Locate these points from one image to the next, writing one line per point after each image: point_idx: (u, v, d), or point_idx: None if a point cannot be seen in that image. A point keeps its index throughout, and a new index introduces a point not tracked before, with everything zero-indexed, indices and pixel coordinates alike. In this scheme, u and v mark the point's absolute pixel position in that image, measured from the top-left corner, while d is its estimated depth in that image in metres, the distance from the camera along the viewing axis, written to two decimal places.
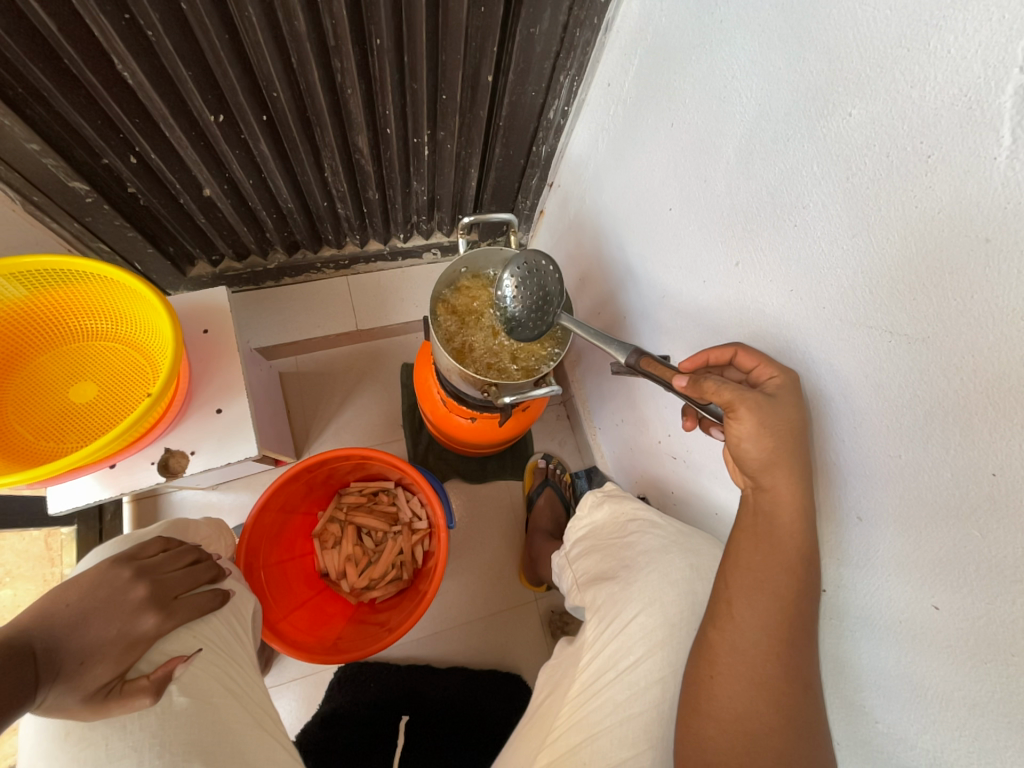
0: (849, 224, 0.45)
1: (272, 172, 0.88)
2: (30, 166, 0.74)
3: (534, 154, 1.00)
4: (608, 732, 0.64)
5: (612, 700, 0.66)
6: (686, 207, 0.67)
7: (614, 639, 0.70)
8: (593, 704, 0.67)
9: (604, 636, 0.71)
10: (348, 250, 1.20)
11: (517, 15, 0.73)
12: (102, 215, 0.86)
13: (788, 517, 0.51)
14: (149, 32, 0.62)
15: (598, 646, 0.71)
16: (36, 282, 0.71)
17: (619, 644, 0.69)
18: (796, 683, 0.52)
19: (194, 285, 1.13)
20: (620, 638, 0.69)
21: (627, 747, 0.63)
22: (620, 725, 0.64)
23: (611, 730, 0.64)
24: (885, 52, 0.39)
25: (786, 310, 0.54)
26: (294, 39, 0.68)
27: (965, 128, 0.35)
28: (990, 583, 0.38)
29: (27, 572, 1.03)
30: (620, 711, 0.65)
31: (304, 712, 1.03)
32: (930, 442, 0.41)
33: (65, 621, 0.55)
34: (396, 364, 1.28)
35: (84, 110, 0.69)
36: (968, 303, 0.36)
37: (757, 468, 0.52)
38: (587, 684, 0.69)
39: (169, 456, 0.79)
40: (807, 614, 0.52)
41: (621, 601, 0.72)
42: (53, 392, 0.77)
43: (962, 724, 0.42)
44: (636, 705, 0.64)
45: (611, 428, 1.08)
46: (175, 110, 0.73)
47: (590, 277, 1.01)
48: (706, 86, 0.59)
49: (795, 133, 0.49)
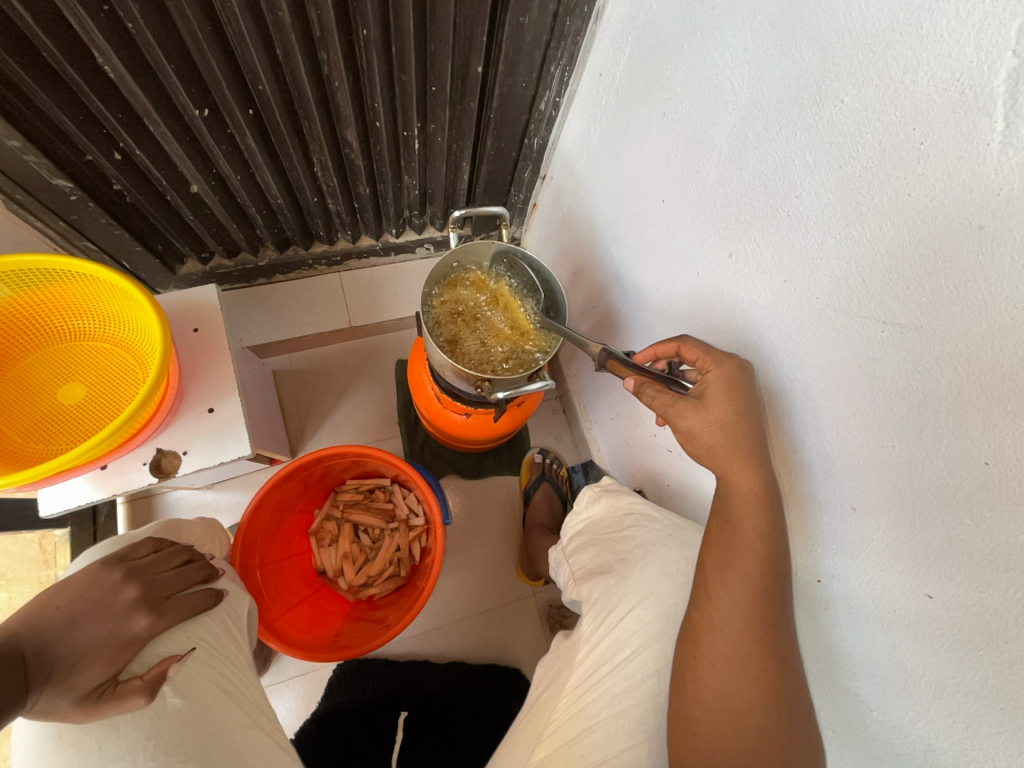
0: (842, 213, 0.44)
1: (260, 167, 0.87)
2: (12, 164, 0.73)
3: (526, 147, 0.99)
4: (604, 725, 0.64)
5: (609, 692, 0.66)
6: (679, 199, 0.67)
7: (611, 632, 0.70)
8: (591, 698, 0.67)
9: (600, 629, 0.71)
10: (340, 246, 1.19)
11: (506, 4, 0.71)
12: (88, 213, 0.85)
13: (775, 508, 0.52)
14: (129, 24, 0.60)
15: (594, 639, 0.72)
16: (21, 282, 0.70)
17: (615, 636, 0.69)
18: (782, 672, 0.53)
19: (184, 284, 1.12)
20: (616, 630, 0.70)
21: (623, 739, 0.63)
22: (616, 717, 0.64)
23: (608, 722, 0.64)
24: (877, 37, 0.38)
25: (779, 301, 0.53)
26: (279, 30, 0.66)
27: (958, 114, 0.34)
28: (982, 571, 0.38)
29: (21, 575, 1.02)
30: (616, 703, 0.65)
31: (303, 710, 1.03)
32: (923, 431, 0.41)
33: (56, 624, 0.55)
34: (390, 361, 1.28)
35: (65, 105, 0.68)
36: (962, 291, 0.36)
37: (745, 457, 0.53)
38: (585, 678, 0.70)
39: (161, 456, 0.79)
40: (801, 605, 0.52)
41: (617, 595, 0.72)
42: (41, 394, 0.76)
43: (956, 711, 0.42)
44: (631, 697, 0.65)
45: (607, 422, 1.08)
46: (159, 105, 0.71)
47: (583, 270, 1.00)
48: (698, 75, 0.58)
49: (787, 122, 0.48)
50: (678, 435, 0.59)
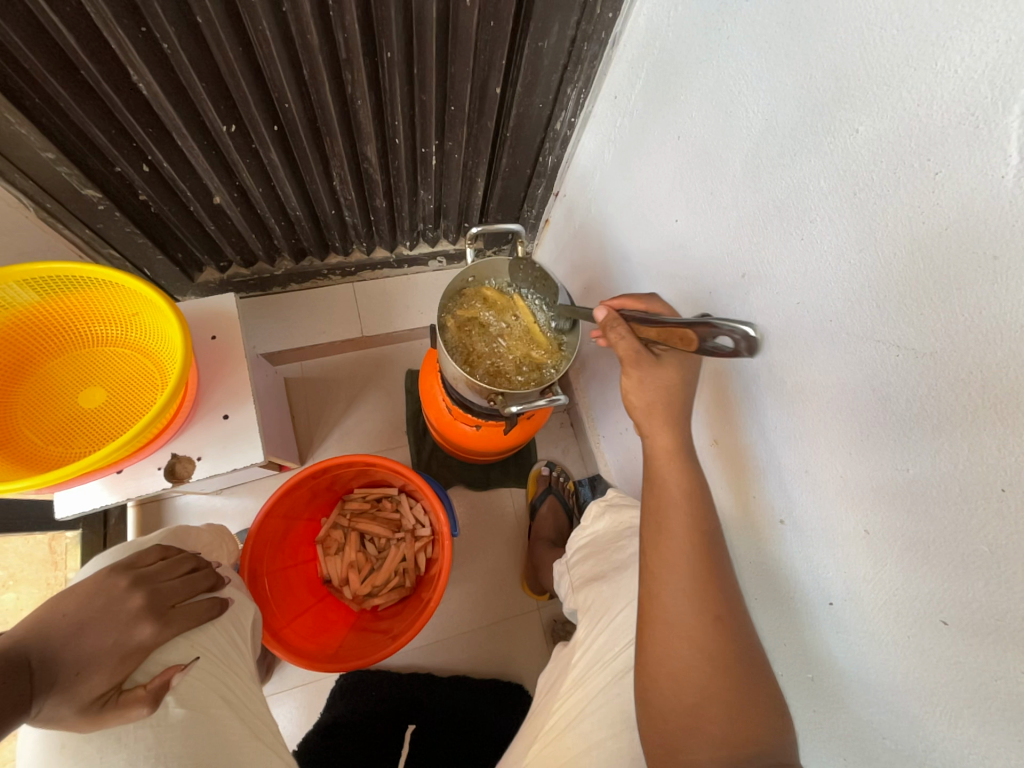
0: (856, 238, 0.45)
1: (281, 180, 0.89)
2: (46, 175, 0.76)
3: (540, 164, 1.01)
4: (587, 716, 0.65)
5: (596, 687, 0.66)
6: (692, 219, 0.68)
7: (602, 632, 0.71)
8: (579, 694, 0.68)
9: (594, 631, 0.72)
10: (355, 257, 1.21)
11: (525, 29, 0.74)
12: (113, 222, 0.88)
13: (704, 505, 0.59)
14: (165, 44, 0.63)
15: (588, 642, 0.72)
16: (47, 288, 0.72)
17: (607, 635, 0.70)
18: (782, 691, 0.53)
19: (202, 291, 1.14)
20: (608, 630, 0.70)
21: (604, 728, 0.63)
22: (599, 707, 0.64)
23: (590, 713, 0.64)
24: (892, 71, 0.40)
25: (792, 322, 0.54)
26: (307, 52, 0.69)
27: (972, 147, 0.35)
28: (1000, 599, 0.38)
29: (30, 575, 1.03)
30: (600, 697, 0.65)
31: (303, 720, 1.02)
32: (937, 455, 0.41)
33: (62, 631, 0.55)
34: (400, 370, 1.29)
35: (98, 119, 0.70)
36: (976, 319, 0.36)
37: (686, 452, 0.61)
38: (576, 679, 0.70)
39: (175, 461, 0.80)
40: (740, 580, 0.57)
41: (610, 599, 0.73)
42: (61, 398, 0.77)
43: (973, 742, 0.42)
44: (614, 689, 0.65)
45: (614, 437, 1.08)
46: (189, 120, 0.74)
47: (594, 286, 1.01)
48: (713, 101, 0.59)
49: (802, 148, 0.49)
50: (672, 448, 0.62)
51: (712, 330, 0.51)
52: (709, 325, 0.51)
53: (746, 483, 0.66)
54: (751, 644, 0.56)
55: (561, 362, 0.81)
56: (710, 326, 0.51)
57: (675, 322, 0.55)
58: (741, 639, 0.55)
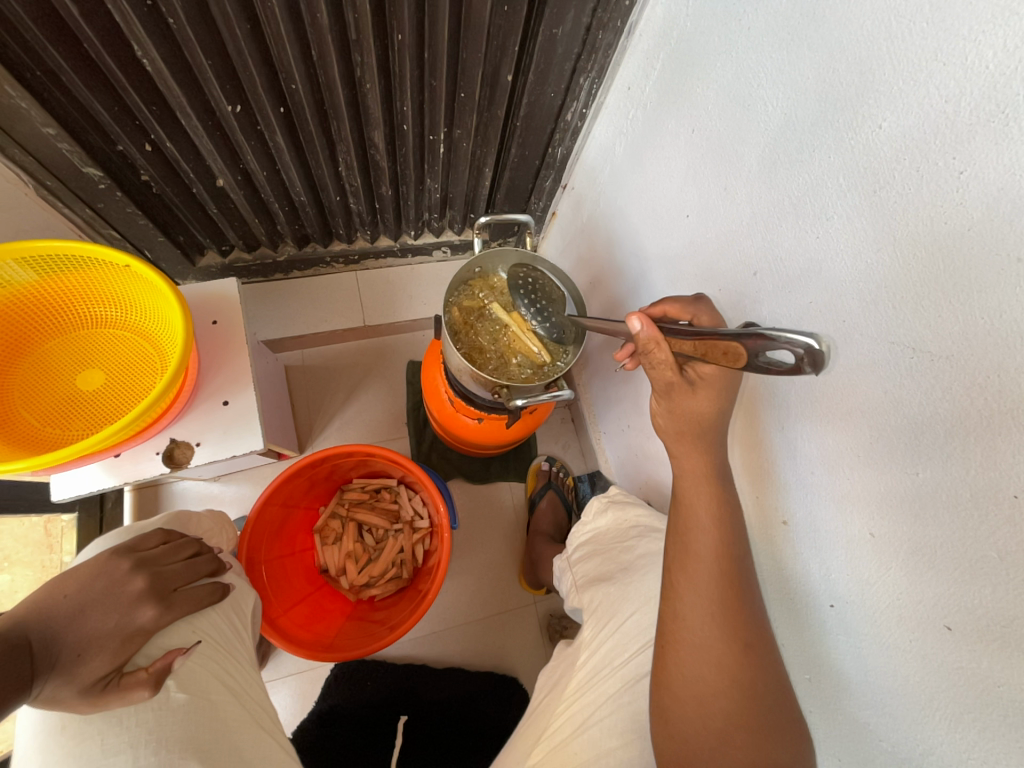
0: (874, 238, 0.44)
1: (286, 164, 0.87)
2: (47, 152, 0.74)
3: (549, 156, 1.00)
4: (596, 723, 0.64)
5: (605, 693, 0.66)
6: (704, 216, 0.67)
7: (611, 637, 0.70)
8: (587, 699, 0.68)
9: (601, 634, 0.72)
10: (359, 245, 1.20)
11: (539, 16, 0.72)
12: (115, 202, 0.86)
13: (706, 506, 0.60)
14: (170, 19, 0.61)
15: (595, 645, 0.72)
16: (46, 267, 0.71)
17: (615, 640, 0.70)
18: (775, 691, 0.54)
19: (203, 275, 1.13)
20: (616, 636, 0.70)
21: (615, 736, 0.62)
22: (609, 715, 0.64)
23: (599, 721, 0.64)
24: (920, 66, 0.39)
25: (805, 320, 0.53)
26: (316, 32, 0.67)
27: (1001, 146, 0.34)
28: (1006, 605, 0.37)
29: (25, 558, 1.02)
30: (609, 704, 0.65)
31: (298, 708, 1.02)
32: (949, 459, 0.40)
33: (63, 612, 0.55)
34: (402, 361, 1.28)
35: (100, 95, 0.68)
36: (997, 322, 0.36)
37: (691, 452, 0.62)
38: (582, 683, 0.70)
39: (174, 446, 0.79)
40: (743, 582, 0.58)
41: (617, 601, 0.72)
42: (59, 379, 0.76)
43: (972, 746, 0.42)
44: (624, 697, 0.64)
45: (616, 433, 1.07)
46: (193, 99, 0.72)
47: (600, 280, 1.00)
48: (732, 93, 0.58)
49: (822, 143, 0.48)
50: (672, 448, 0.63)
51: (766, 343, 0.45)
52: (762, 336, 0.45)
53: (750, 483, 0.65)
54: (752, 643, 0.56)
55: (564, 349, 0.81)
56: (763, 338, 0.45)
57: (715, 333, 0.49)
58: (741, 638, 0.55)
